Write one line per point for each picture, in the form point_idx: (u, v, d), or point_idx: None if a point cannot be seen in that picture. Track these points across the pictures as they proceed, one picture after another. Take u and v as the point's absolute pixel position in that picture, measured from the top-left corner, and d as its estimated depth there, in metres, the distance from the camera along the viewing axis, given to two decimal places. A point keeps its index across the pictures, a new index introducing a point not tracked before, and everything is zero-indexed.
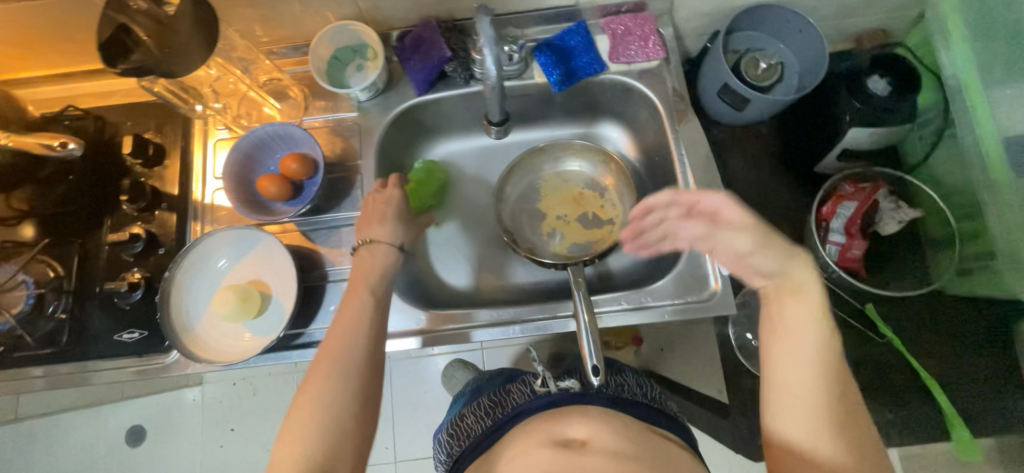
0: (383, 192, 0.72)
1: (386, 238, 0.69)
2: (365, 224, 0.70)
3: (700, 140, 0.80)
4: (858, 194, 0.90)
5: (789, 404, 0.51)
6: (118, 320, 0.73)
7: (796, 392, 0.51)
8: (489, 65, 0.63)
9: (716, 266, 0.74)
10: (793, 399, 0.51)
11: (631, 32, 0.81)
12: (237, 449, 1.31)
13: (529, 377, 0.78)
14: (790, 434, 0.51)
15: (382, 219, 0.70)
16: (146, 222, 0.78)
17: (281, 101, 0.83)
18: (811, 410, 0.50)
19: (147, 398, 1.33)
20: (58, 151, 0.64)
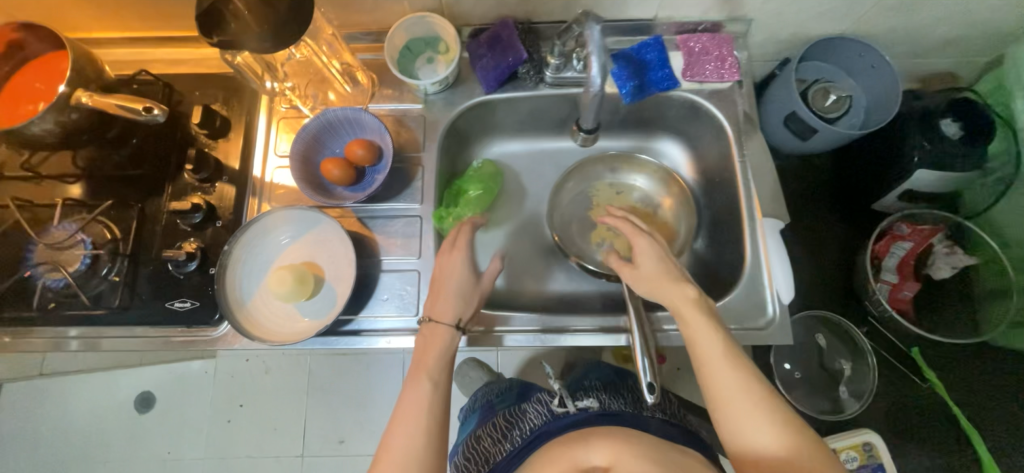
0: (448, 259, 0.71)
1: (446, 317, 0.68)
2: (431, 298, 0.70)
3: (767, 166, 0.79)
4: (914, 236, 0.89)
5: (737, 424, 0.56)
6: (171, 288, 0.73)
7: (731, 390, 0.57)
8: (596, 76, 0.63)
9: (776, 294, 0.72)
10: (738, 419, 0.56)
11: (707, 52, 0.81)
12: (244, 426, 1.30)
13: (544, 395, 0.75)
14: (745, 435, 0.55)
15: (447, 297, 0.69)
16: (206, 193, 0.77)
17: (352, 85, 0.84)
18: (751, 406, 0.56)
19: (160, 366, 1.32)
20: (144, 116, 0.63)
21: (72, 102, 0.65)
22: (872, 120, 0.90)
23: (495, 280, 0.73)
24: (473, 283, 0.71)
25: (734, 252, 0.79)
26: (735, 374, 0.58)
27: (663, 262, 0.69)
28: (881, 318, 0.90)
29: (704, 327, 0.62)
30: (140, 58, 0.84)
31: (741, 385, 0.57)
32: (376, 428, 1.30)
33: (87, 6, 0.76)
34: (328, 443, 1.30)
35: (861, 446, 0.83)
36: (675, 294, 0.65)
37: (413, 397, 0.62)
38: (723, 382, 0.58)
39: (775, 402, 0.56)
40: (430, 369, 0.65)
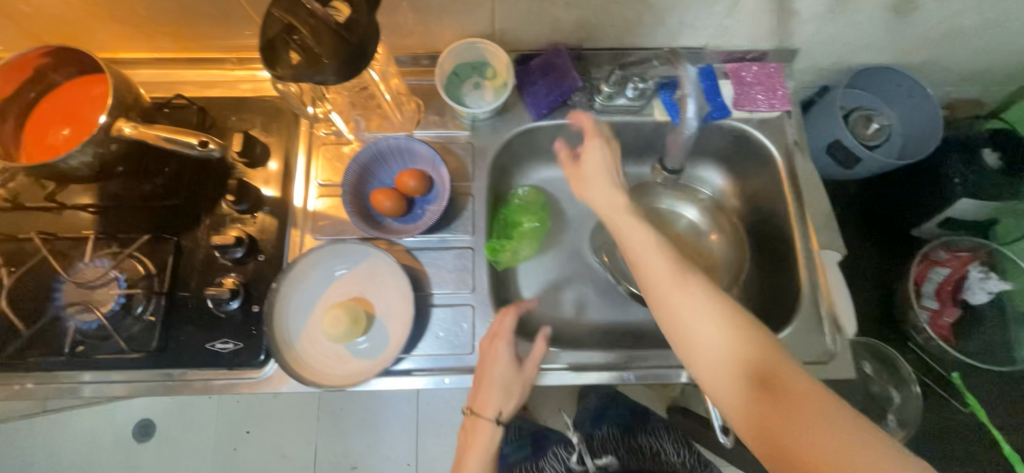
0: (490, 347, 0.67)
1: (487, 411, 0.65)
2: (476, 390, 0.67)
3: (822, 196, 0.79)
4: (953, 261, 0.90)
5: (673, 328, 0.53)
6: (212, 328, 0.69)
7: (664, 294, 0.54)
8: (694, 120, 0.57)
9: (836, 327, 0.72)
10: (673, 321, 0.53)
11: (759, 81, 0.80)
12: (251, 453, 1.23)
13: (562, 451, 0.92)
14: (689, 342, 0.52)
15: (491, 385, 0.66)
16: (246, 225, 0.73)
17: (394, 112, 0.80)
18: (684, 310, 0.53)
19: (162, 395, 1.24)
20: (199, 149, 0.59)
21: (113, 132, 0.61)
22: (908, 148, 0.90)
23: (538, 364, 0.67)
24: (515, 370, 0.66)
25: (787, 282, 0.78)
26: (667, 271, 0.55)
27: (596, 166, 0.65)
28: (922, 344, 0.92)
29: (635, 233, 0.59)
30: (170, 80, 0.80)
31: (675, 286, 0.54)
32: (390, 453, 1.24)
33: (117, 26, 0.71)
34: (339, 470, 1.22)
35: None
36: (605, 201, 0.63)
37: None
38: (656, 289, 0.55)
39: (706, 300, 0.52)
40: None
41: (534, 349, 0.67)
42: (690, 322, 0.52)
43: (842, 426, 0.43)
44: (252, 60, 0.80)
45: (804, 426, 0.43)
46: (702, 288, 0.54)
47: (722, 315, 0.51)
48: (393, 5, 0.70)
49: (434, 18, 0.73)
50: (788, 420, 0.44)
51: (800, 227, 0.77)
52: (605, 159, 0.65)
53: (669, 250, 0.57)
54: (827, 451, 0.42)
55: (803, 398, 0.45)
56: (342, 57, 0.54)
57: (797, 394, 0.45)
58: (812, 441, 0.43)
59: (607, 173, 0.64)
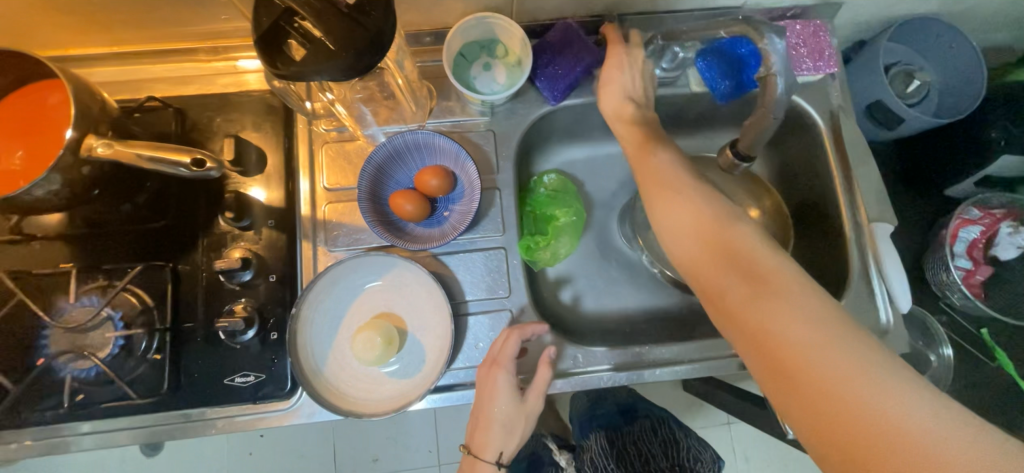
0: (487, 376, 0.61)
1: (486, 452, 0.62)
2: (475, 428, 0.62)
3: (869, 163, 0.74)
4: (986, 219, 0.89)
5: (661, 222, 0.54)
6: (228, 361, 0.62)
7: (655, 179, 0.56)
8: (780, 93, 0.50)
9: (890, 302, 0.70)
10: (657, 206, 0.54)
11: (805, 43, 0.73)
12: (269, 457, 1.16)
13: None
14: (667, 226, 0.53)
15: (489, 425, 0.61)
16: (250, 242, 0.64)
17: (400, 102, 0.71)
18: (670, 194, 0.54)
19: None
20: (194, 171, 0.52)
21: (81, 152, 0.52)
22: (945, 104, 0.86)
23: (542, 399, 0.62)
24: (517, 404, 0.61)
25: (832, 258, 0.75)
26: (668, 171, 0.56)
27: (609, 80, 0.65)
28: (954, 303, 0.91)
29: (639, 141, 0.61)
30: (137, 77, 0.68)
31: (674, 183, 0.55)
32: (412, 444, 1.19)
33: (63, 18, 0.59)
34: (361, 465, 1.17)
35: None
36: (619, 114, 0.64)
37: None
38: (647, 176, 0.57)
39: (697, 192, 0.53)
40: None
41: (535, 384, 0.63)
42: (680, 214, 0.52)
43: (818, 311, 0.42)
44: (231, 48, 0.68)
45: (777, 307, 0.43)
46: (693, 184, 0.54)
47: (708, 205, 0.52)
48: None
49: None
50: (763, 302, 0.44)
51: (846, 199, 0.73)
52: (624, 69, 0.64)
53: (673, 156, 0.58)
54: (795, 329, 0.41)
55: (782, 284, 0.44)
56: (353, 47, 0.45)
57: (778, 281, 0.44)
58: (779, 316, 0.42)
59: (626, 82, 0.64)
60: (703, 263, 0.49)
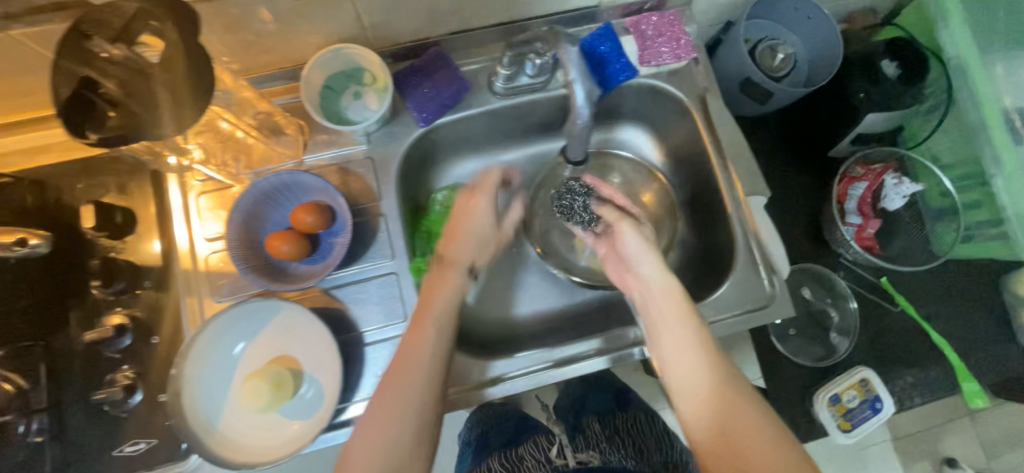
0: (469, 202, 0.69)
1: (460, 259, 0.67)
2: (444, 239, 0.68)
3: (741, 143, 0.77)
4: (868, 175, 0.93)
5: (683, 397, 0.59)
6: (115, 432, 0.60)
7: (676, 346, 0.61)
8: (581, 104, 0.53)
9: (772, 271, 0.73)
10: (676, 379, 0.60)
11: (661, 33, 0.76)
12: None
13: (542, 440, 0.86)
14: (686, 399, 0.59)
15: (464, 237, 0.68)
16: (129, 306, 0.63)
17: (272, 141, 0.70)
18: (693, 371, 0.59)
19: None
20: (20, 250, 0.59)
21: None
22: (814, 72, 0.90)
23: (514, 228, 0.73)
24: (494, 228, 0.70)
25: (721, 234, 0.78)
26: (689, 341, 0.61)
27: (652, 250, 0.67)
28: (853, 258, 0.96)
29: (677, 311, 0.62)
30: None
31: (695, 357, 0.60)
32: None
33: None
34: None
35: (859, 383, 0.89)
36: (662, 283, 0.65)
37: (409, 361, 0.58)
38: (666, 348, 0.62)
39: (716, 367, 0.59)
40: (403, 392, 0.57)
41: (509, 210, 0.73)
42: (696, 397, 0.58)
43: None
44: None
45: None
46: (711, 364, 0.59)
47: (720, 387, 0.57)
48: (232, 20, 0.59)
49: (289, 27, 0.62)
50: None
51: (724, 176, 0.76)
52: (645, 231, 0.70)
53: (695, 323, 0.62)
54: None
55: None
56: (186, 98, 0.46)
57: None
58: None
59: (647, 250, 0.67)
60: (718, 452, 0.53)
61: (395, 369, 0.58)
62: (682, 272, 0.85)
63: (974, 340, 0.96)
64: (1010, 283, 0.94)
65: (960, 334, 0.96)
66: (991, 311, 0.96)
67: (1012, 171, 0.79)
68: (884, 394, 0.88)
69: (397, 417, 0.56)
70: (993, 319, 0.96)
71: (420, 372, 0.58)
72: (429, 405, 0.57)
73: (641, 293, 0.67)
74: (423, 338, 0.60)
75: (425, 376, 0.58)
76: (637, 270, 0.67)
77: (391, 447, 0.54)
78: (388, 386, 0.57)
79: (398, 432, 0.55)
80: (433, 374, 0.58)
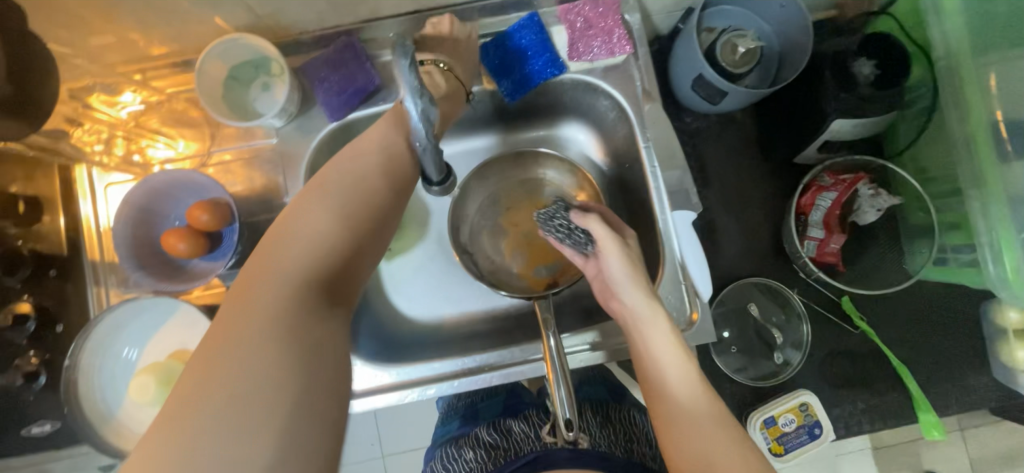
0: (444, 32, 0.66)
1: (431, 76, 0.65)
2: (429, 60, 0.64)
3: (675, 149, 0.72)
4: (838, 185, 0.85)
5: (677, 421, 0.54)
6: (23, 413, 0.63)
7: (671, 368, 0.57)
8: (417, 124, 0.47)
9: (696, 293, 0.68)
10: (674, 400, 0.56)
11: (592, 25, 0.69)
12: None
13: (536, 415, 0.84)
14: (682, 420, 0.54)
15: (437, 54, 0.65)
16: (36, 294, 0.65)
17: (181, 133, 0.69)
18: (689, 394, 0.55)
19: None
20: None
21: None
22: (784, 67, 0.81)
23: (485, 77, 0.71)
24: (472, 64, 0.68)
25: (653, 249, 0.74)
26: (679, 366, 0.57)
27: (636, 277, 0.61)
28: (812, 276, 0.89)
29: (664, 346, 0.58)
30: None
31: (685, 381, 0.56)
32: (353, 438, 1.12)
33: None
34: None
35: (799, 407, 0.86)
36: (649, 314, 0.60)
37: (337, 169, 0.56)
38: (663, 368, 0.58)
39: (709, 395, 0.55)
40: (345, 173, 0.56)
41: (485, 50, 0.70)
42: (694, 420, 0.53)
43: None
44: None
45: None
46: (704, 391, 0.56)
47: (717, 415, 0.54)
48: (114, 9, 0.57)
49: (178, 14, 0.60)
50: None
51: (654, 187, 0.70)
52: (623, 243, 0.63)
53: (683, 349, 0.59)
54: None
55: None
56: None
57: None
58: None
59: (630, 273, 0.62)
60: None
61: (324, 175, 0.56)
62: None
63: (945, 372, 0.88)
64: (989, 312, 0.86)
65: (929, 363, 0.88)
66: (968, 342, 0.88)
67: (995, 193, 0.69)
68: (824, 421, 0.86)
69: (320, 212, 0.52)
70: (969, 351, 0.88)
71: (351, 179, 0.56)
72: (366, 198, 0.56)
73: (628, 321, 0.62)
74: (359, 149, 0.58)
75: (355, 184, 0.56)
76: (621, 296, 0.62)
77: (308, 241, 0.50)
78: (322, 178, 0.55)
79: (321, 228, 0.51)
80: (366, 182, 0.56)
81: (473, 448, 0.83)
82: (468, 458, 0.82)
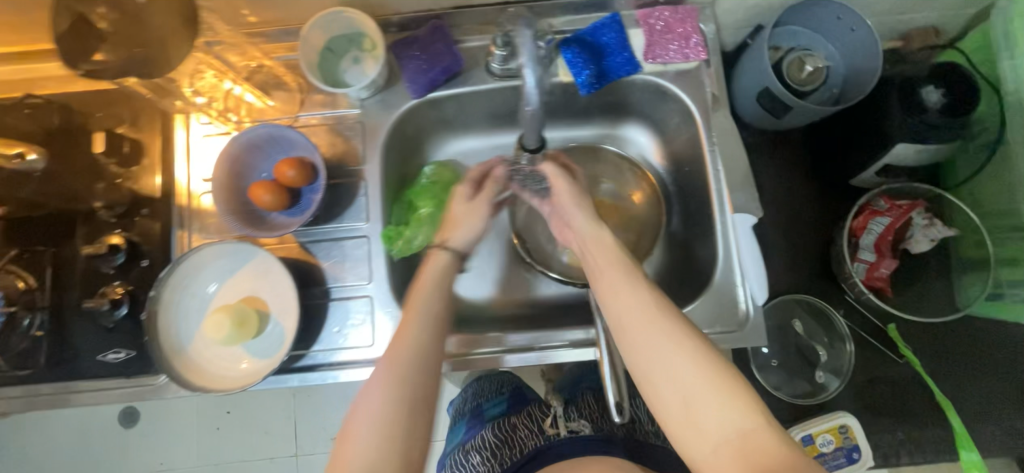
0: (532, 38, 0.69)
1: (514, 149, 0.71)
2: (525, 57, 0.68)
3: (741, 157, 0.74)
4: (893, 211, 0.85)
5: (636, 342, 0.54)
6: (102, 339, 0.67)
7: (622, 295, 0.57)
8: (531, 89, 0.49)
9: (750, 295, 0.69)
10: (632, 323, 0.55)
11: (670, 30, 0.73)
12: (233, 443, 1.08)
13: (537, 410, 0.84)
14: (640, 342, 0.54)
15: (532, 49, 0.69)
16: (127, 229, 0.69)
17: (273, 95, 0.74)
18: (645, 315, 0.55)
19: (94, 415, 1.07)
20: (17, 163, 0.67)
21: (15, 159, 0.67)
22: (849, 89, 0.83)
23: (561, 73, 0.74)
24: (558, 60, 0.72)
25: (707, 249, 0.75)
26: (630, 293, 0.57)
27: (580, 195, 0.66)
28: (859, 298, 0.89)
29: (621, 276, 0.59)
30: (26, 77, 0.71)
31: (635, 309, 0.56)
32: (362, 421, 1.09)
33: None
34: (316, 445, 1.08)
35: (838, 429, 0.85)
36: (594, 231, 0.63)
37: (398, 345, 0.54)
38: (619, 299, 0.57)
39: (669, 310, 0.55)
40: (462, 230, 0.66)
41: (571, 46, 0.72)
42: (652, 338, 0.53)
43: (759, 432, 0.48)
44: None
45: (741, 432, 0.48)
46: (658, 308, 0.55)
47: (675, 330, 0.53)
48: None
49: None
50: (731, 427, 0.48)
51: (716, 188, 0.73)
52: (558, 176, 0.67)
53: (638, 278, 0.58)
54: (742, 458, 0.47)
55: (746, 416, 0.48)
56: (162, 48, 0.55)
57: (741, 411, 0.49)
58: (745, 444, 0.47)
59: (571, 194, 0.66)
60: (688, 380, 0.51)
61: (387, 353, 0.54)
62: (662, 283, 0.82)
63: (990, 411, 0.87)
64: None
65: (973, 399, 0.87)
66: (1016, 382, 0.86)
67: None
68: (863, 445, 0.84)
69: (383, 403, 0.50)
70: (1015, 391, 0.86)
71: (414, 359, 0.53)
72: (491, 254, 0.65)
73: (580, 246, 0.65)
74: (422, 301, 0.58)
75: (418, 364, 0.53)
76: (574, 227, 0.65)
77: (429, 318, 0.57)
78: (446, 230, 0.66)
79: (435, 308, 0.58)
80: (426, 357, 0.54)
81: (479, 453, 0.83)
82: (475, 462, 0.82)
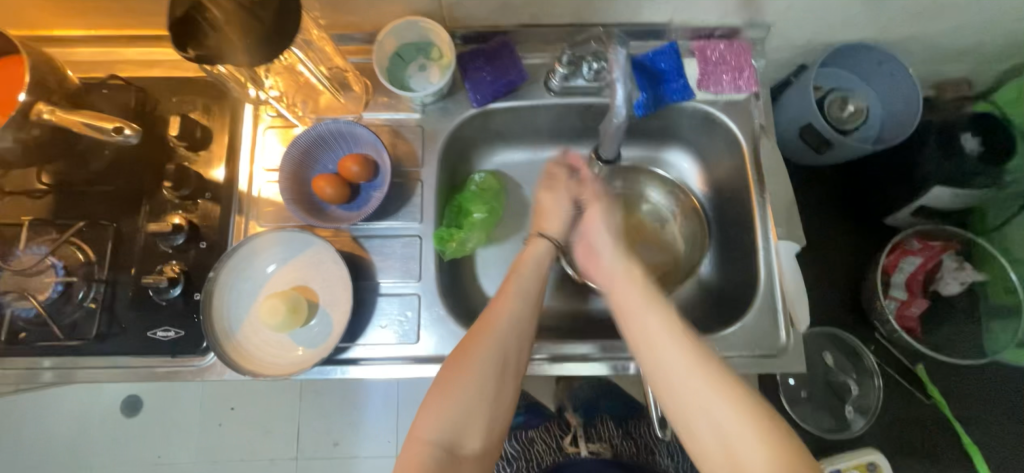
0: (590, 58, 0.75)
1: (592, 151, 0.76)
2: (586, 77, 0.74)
3: (785, 188, 0.76)
4: (925, 251, 0.88)
5: (661, 369, 0.54)
6: (153, 316, 0.68)
7: (644, 321, 0.57)
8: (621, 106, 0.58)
9: (790, 320, 0.71)
10: (656, 350, 0.55)
11: (725, 61, 0.76)
12: (239, 437, 1.07)
13: (554, 425, 0.84)
14: (664, 369, 0.54)
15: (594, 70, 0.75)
16: (189, 211, 0.71)
17: (340, 94, 0.77)
18: (668, 343, 0.55)
19: (104, 398, 1.06)
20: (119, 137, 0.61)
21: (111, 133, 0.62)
22: (886, 132, 0.86)
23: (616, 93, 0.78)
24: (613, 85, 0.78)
25: (745, 274, 0.77)
26: (654, 319, 0.57)
27: (605, 234, 0.68)
28: (889, 336, 0.90)
29: (638, 298, 0.59)
30: (107, 60, 0.75)
31: (660, 335, 0.56)
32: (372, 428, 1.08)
33: (50, 7, 0.68)
34: (319, 448, 1.07)
35: (867, 465, 0.84)
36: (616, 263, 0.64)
37: (488, 325, 0.58)
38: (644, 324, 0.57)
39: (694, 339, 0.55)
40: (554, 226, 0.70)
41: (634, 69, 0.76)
42: (678, 366, 0.53)
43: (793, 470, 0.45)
44: None
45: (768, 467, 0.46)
46: (684, 339, 0.55)
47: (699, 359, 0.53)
48: None
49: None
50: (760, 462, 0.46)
51: (759, 213, 0.75)
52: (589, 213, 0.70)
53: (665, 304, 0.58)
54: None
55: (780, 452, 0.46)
56: (265, 38, 0.56)
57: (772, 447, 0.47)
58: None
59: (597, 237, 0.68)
60: (716, 410, 0.50)
61: (476, 335, 0.58)
62: (696, 305, 0.83)
63: (1011, 457, 0.87)
64: None
65: (994, 443, 0.88)
66: None
67: None
68: None
69: (472, 376, 0.55)
70: None
71: (500, 338, 0.58)
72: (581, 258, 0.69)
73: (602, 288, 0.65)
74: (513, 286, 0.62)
75: (507, 344, 0.58)
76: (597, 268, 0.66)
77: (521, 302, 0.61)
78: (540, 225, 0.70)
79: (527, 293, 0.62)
80: (514, 342, 0.58)
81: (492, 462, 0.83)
82: None
